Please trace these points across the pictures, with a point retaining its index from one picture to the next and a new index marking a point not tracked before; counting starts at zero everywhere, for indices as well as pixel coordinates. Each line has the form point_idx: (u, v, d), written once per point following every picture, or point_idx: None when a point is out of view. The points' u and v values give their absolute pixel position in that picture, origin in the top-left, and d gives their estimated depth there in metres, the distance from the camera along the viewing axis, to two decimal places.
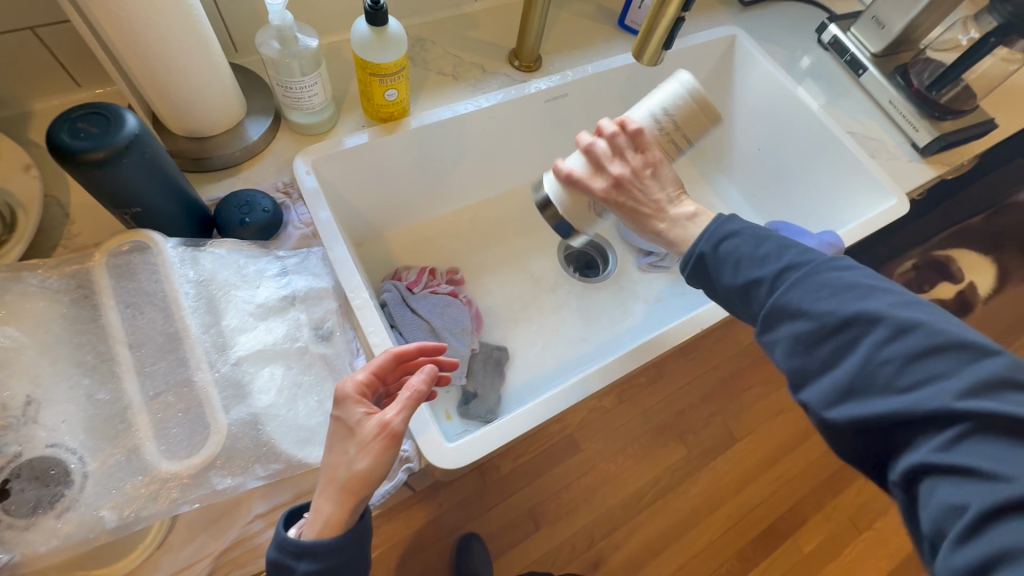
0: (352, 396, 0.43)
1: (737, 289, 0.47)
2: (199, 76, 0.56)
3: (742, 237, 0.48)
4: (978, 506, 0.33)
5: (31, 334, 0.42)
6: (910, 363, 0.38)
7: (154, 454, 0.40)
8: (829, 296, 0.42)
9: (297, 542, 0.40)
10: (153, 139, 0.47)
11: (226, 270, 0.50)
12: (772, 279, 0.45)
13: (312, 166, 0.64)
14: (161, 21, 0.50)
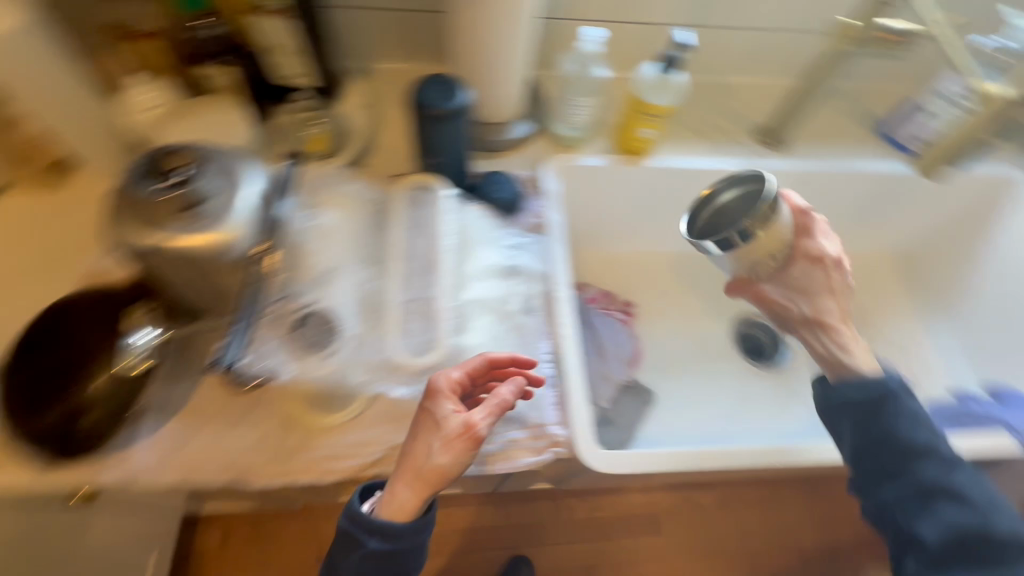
0: (444, 395, 0.46)
1: (876, 441, 0.52)
2: (505, 75, 0.68)
3: (894, 396, 0.52)
4: None
5: (346, 223, 0.55)
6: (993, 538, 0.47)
7: (395, 343, 0.50)
8: (936, 461, 0.50)
9: (371, 520, 0.45)
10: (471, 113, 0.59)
11: (476, 228, 0.60)
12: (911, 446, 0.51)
13: (555, 173, 0.73)
14: (503, 29, 0.63)
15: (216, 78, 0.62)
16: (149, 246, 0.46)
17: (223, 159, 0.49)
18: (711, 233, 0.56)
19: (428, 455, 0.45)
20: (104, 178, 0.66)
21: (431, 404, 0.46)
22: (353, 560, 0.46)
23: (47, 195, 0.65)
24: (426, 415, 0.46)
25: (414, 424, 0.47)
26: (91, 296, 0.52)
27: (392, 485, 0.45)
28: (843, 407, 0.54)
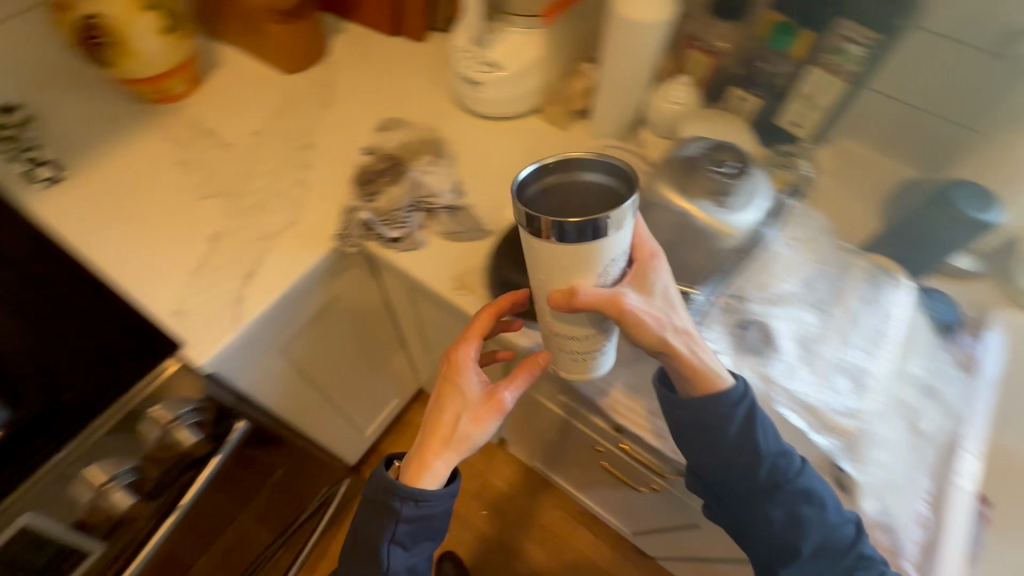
0: (470, 366, 0.55)
1: (757, 511, 0.50)
2: None
3: (717, 421, 0.49)
4: None
5: (809, 262, 0.59)
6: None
7: (818, 394, 0.52)
8: (788, 471, 0.49)
9: (409, 488, 0.52)
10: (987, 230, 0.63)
11: (920, 332, 0.58)
12: (755, 487, 0.50)
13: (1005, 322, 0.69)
14: None
15: (745, 104, 0.72)
16: (681, 212, 0.55)
17: (747, 162, 0.57)
18: (542, 210, 0.41)
19: (461, 426, 0.53)
20: (597, 135, 0.83)
21: (457, 375, 0.55)
22: (392, 529, 0.53)
23: (557, 129, 0.84)
24: (451, 388, 0.55)
25: (439, 392, 0.56)
26: None
27: (421, 451, 0.53)
28: (696, 448, 0.51)
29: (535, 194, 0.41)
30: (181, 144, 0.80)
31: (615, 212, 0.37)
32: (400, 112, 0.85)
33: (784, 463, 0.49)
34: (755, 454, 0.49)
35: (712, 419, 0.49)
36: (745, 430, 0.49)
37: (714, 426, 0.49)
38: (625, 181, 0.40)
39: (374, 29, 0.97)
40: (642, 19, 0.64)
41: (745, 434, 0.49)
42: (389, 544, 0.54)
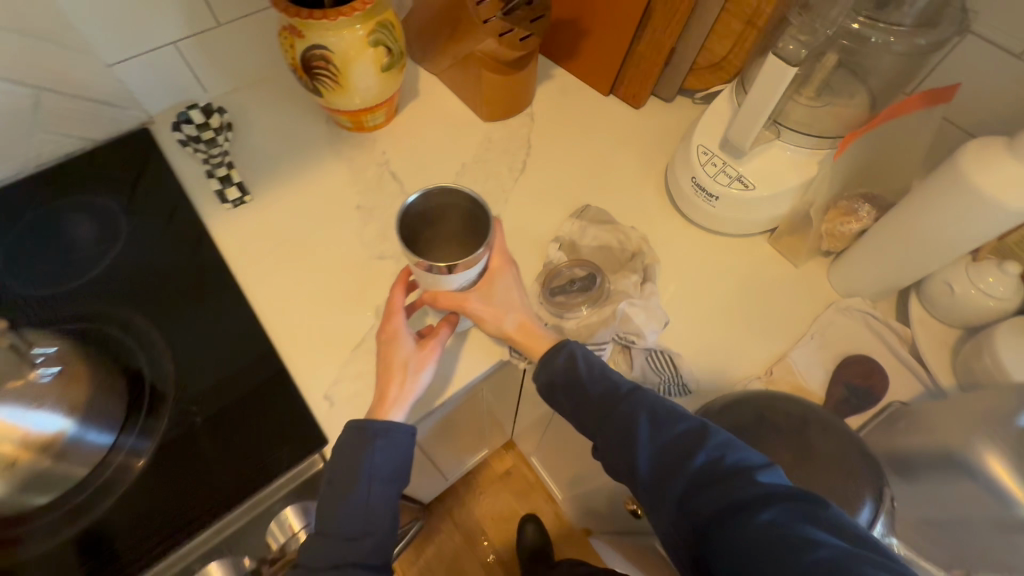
0: (403, 329, 0.56)
1: (602, 438, 0.52)
2: None
3: (550, 373, 0.55)
4: (769, 507, 0.42)
5: None
6: (766, 514, 0.42)
7: None
8: (612, 381, 0.54)
9: (370, 425, 0.53)
10: None
11: None
12: (600, 408, 0.53)
13: None
14: None
15: None
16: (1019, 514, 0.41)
17: None
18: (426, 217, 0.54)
19: (408, 373, 0.55)
20: (841, 291, 0.65)
21: (388, 330, 0.56)
22: (370, 459, 0.52)
23: (789, 265, 0.68)
24: (387, 350, 0.55)
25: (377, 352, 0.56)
26: (837, 431, 0.50)
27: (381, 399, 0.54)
28: (556, 400, 0.56)
29: (416, 216, 0.53)
30: (364, 185, 0.73)
31: (472, 261, 0.52)
32: (601, 198, 0.73)
33: (611, 386, 0.53)
34: (579, 382, 0.54)
35: (556, 380, 0.55)
36: (574, 376, 0.54)
37: (556, 379, 0.55)
38: (482, 215, 0.52)
39: (586, 82, 0.85)
40: (1005, 199, 0.48)
41: (570, 379, 0.55)
42: (368, 478, 0.52)
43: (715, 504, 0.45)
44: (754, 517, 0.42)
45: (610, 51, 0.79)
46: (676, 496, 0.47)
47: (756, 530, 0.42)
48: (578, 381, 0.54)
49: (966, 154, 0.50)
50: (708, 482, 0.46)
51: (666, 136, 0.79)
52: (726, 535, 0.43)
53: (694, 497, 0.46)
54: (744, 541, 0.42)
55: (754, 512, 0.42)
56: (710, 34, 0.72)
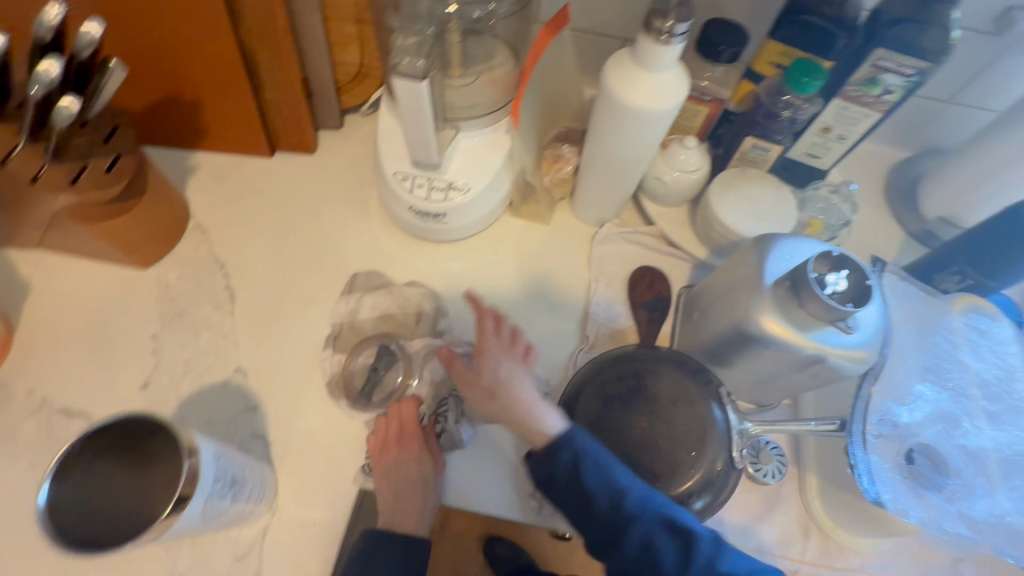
0: (417, 437, 0.52)
1: (600, 535, 0.44)
2: None
3: (548, 469, 0.44)
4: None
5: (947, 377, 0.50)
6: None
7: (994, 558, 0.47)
8: (609, 479, 0.43)
9: (384, 541, 0.49)
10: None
11: None
12: (588, 514, 0.44)
13: None
14: None
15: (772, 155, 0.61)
16: (808, 355, 0.46)
17: (840, 259, 0.46)
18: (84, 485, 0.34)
19: (417, 483, 0.51)
20: (589, 221, 0.68)
21: (404, 448, 0.52)
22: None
23: (541, 227, 0.67)
24: (401, 462, 0.52)
25: (383, 463, 0.52)
26: (660, 364, 0.52)
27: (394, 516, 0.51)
28: (555, 495, 0.45)
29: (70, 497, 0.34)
30: (34, 453, 0.52)
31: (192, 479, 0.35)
32: (339, 275, 0.63)
33: (608, 478, 0.43)
34: (586, 495, 0.43)
35: (554, 475, 0.44)
36: (574, 473, 0.43)
37: (545, 476, 0.44)
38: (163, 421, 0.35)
39: (238, 152, 0.70)
40: (655, 105, 0.48)
41: (571, 480, 0.43)
42: None
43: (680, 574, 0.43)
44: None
45: (237, 111, 0.64)
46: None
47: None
48: (568, 482, 0.43)
49: (608, 75, 0.49)
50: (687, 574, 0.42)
51: (359, 167, 0.70)
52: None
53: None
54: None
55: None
56: (332, 45, 0.63)
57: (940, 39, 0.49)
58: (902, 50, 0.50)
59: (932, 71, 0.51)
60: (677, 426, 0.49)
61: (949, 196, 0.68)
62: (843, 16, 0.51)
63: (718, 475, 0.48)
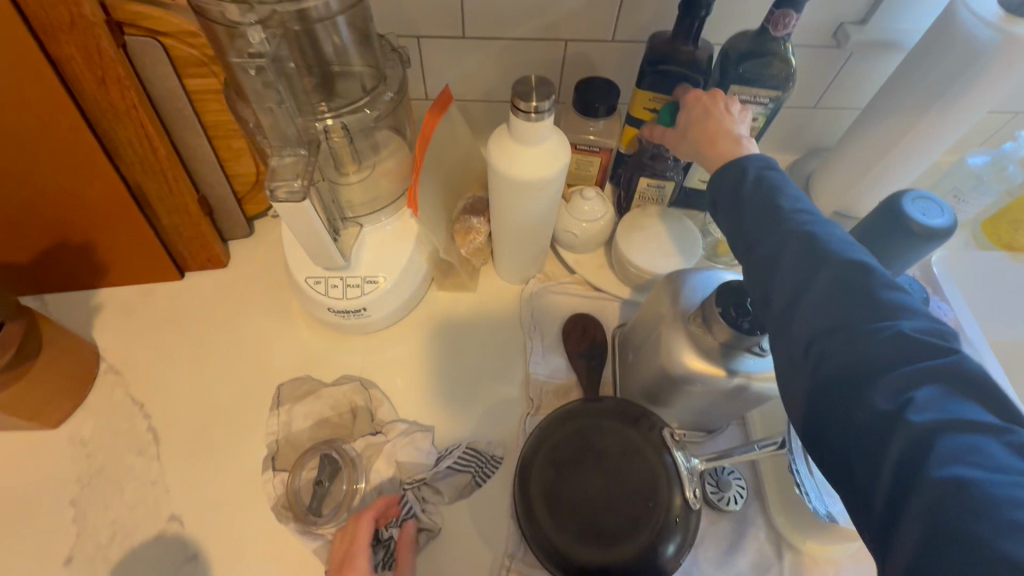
0: (360, 554, 0.46)
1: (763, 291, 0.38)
2: (922, 163, 0.66)
3: (732, 183, 0.43)
4: (941, 367, 0.30)
5: None
6: (924, 394, 0.29)
7: None
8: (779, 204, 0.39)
9: None
10: (931, 243, 0.56)
11: None
12: (759, 203, 0.40)
13: (944, 262, 0.74)
14: (952, 122, 0.60)
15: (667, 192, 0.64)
16: (733, 385, 0.48)
17: None
18: None
19: None
20: (516, 280, 0.69)
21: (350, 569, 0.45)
22: None
23: (469, 296, 0.68)
24: None
25: None
26: (604, 418, 0.52)
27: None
28: (727, 208, 0.43)
29: None
30: None
31: None
32: (270, 390, 0.60)
33: (773, 186, 0.40)
34: (772, 190, 0.40)
35: (724, 197, 0.44)
36: (753, 189, 0.41)
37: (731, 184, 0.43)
38: None
39: (144, 282, 0.67)
40: (541, 174, 0.50)
41: (757, 196, 0.41)
42: None
43: (882, 380, 0.30)
44: (904, 365, 0.30)
45: (134, 245, 0.62)
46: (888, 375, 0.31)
47: (910, 446, 0.28)
48: (746, 180, 0.42)
49: (493, 155, 0.51)
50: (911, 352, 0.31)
51: (276, 272, 0.68)
52: (841, 437, 0.31)
53: (813, 323, 0.34)
54: (856, 435, 0.31)
55: (913, 409, 0.29)
56: (224, 162, 0.62)
57: (783, 69, 0.53)
58: (753, 84, 0.55)
59: (785, 96, 0.56)
60: (626, 474, 0.49)
61: (837, 193, 0.73)
62: (695, 61, 0.56)
63: (678, 518, 0.47)
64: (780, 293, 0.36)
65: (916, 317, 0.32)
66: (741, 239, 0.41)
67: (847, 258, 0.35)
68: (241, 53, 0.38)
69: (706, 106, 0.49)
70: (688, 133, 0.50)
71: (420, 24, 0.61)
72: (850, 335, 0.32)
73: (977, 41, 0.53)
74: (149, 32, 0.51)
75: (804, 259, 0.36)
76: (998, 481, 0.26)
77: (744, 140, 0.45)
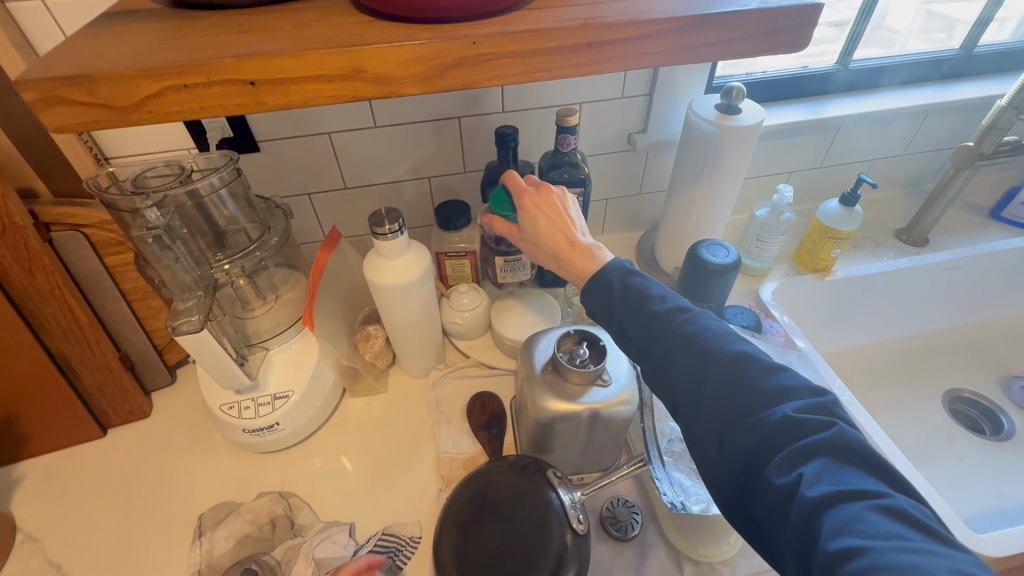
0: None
1: (677, 393, 0.48)
2: (718, 220, 0.84)
3: (600, 290, 0.54)
4: (818, 443, 0.39)
5: None
6: (811, 466, 0.38)
7: None
8: (661, 313, 0.50)
9: None
10: (729, 274, 0.71)
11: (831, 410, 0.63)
12: (643, 315, 0.51)
13: (774, 293, 0.88)
14: (721, 189, 0.80)
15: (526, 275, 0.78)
16: (587, 416, 0.57)
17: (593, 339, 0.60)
18: None
19: None
20: (419, 374, 0.78)
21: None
22: None
23: (379, 397, 0.76)
24: None
25: None
26: (500, 474, 0.59)
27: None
28: (615, 317, 0.54)
29: None
30: None
31: None
32: (192, 522, 0.63)
33: (652, 298, 0.52)
34: (646, 299, 0.52)
35: (597, 304, 0.55)
36: (625, 293, 0.53)
37: (605, 297, 0.54)
38: None
39: (68, 446, 0.70)
40: (407, 279, 0.63)
41: (632, 305, 0.52)
42: None
43: (776, 458, 0.40)
44: (790, 441, 0.40)
45: (58, 410, 0.67)
46: (778, 454, 0.40)
47: (809, 515, 0.36)
48: (618, 289, 0.53)
49: (367, 272, 0.63)
50: (790, 432, 0.41)
51: (197, 410, 0.74)
52: (765, 513, 0.40)
53: (718, 420, 0.44)
54: (772, 511, 0.39)
55: (806, 484, 0.37)
56: (143, 320, 0.71)
57: (575, 173, 0.72)
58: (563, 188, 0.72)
59: (588, 190, 0.74)
60: (520, 521, 0.55)
61: (672, 253, 0.90)
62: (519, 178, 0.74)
63: (571, 546, 0.53)
64: (686, 395, 0.47)
65: (794, 401, 0.42)
66: (635, 344, 0.52)
67: (731, 358, 0.46)
68: (140, 227, 0.51)
69: (548, 218, 0.59)
70: (539, 239, 0.59)
71: (305, 184, 0.76)
72: (748, 426, 0.42)
73: (703, 134, 0.75)
74: (72, 227, 0.62)
75: (696, 363, 0.47)
76: (875, 544, 0.33)
77: (594, 251, 0.57)
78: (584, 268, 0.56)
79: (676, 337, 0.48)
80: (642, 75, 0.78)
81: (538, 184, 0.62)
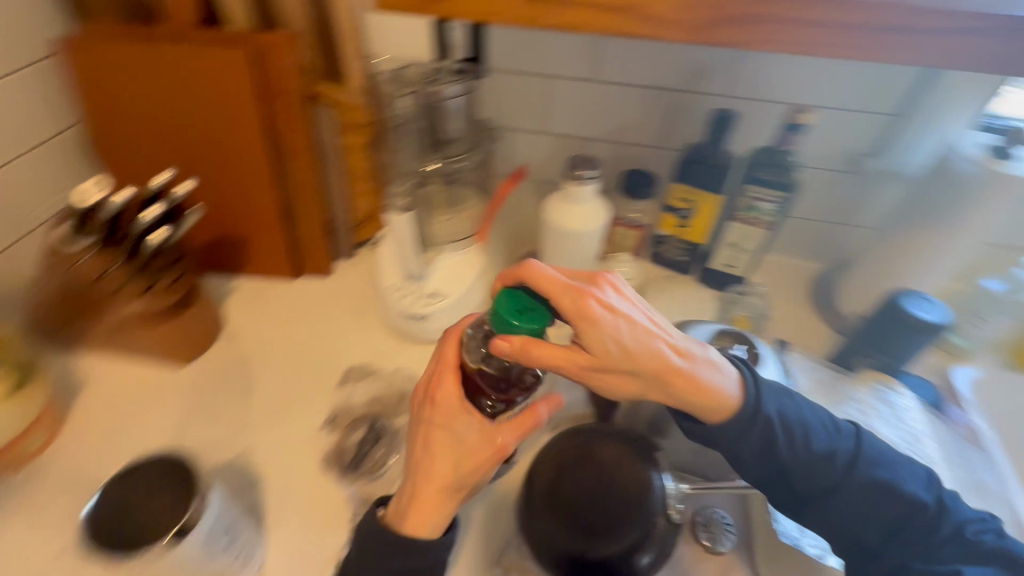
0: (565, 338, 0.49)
1: (832, 515, 0.50)
2: (933, 278, 0.72)
3: (753, 434, 0.50)
4: (976, 544, 0.48)
5: None
6: (971, 569, 0.46)
7: None
8: (823, 437, 0.51)
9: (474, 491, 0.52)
10: (929, 334, 0.63)
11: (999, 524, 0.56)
12: (808, 451, 0.50)
13: (972, 379, 0.75)
14: (950, 243, 0.69)
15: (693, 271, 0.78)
16: None
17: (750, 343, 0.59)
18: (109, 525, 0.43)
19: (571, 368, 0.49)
20: None
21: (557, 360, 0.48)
22: None
23: None
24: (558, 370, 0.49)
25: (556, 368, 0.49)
26: (609, 435, 0.60)
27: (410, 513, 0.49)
28: (770, 451, 0.50)
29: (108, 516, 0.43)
30: (59, 522, 0.59)
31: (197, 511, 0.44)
32: (339, 370, 0.74)
33: (807, 420, 0.51)
34: (802, 425, 0.50)
35: (742, 448, 0.50)
36: (785, 424, 0.50)
37: (753, 434, 0.50)
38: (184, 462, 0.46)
39: (269, 278, 0.86)
40: (582, 228, 0.65)
41: (788, 438, 0.50)
42: None
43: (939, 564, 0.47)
44: (951, 544, 0.48)
45: (273, 246, 0.82)
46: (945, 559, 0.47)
47: None
48: (772, 416, 0.50)
49: (548, 210, 0.67)
50: (950, 539, 0.48)
51: (364, 285, 0.86)
52: None
53: (878, 530, 0.49)
54: None
55: None
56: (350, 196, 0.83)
57: (786, 176, 0.67)
58: (767, 186, 0.68)
59: (791, 197, 0.68)
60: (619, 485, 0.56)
61: (856, 296, 0.79)
62: (720, 163, 0.70)
63: (658, 534, 0.54)
64: (843, 517, 0.50)
65: (955, 511, 0.49)
66: (789, 480, 0.50)
67: (887, 480, 0.50)
68: None
69: (634, 326, 0.49)
70: (633, 361, 0.49)
71: (510, 119, 0.82)
72: (907, 538, 0.49)
73: (960, 172, 0.64)
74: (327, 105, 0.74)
75: (858, 490, 0.49)
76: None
77: (699, 367, 0.50)
78: (715, 394, 0.50)
79: (844, 473, 0.50)
80: (897, 90, 0.69)
81: (593, 281, 0.50)
